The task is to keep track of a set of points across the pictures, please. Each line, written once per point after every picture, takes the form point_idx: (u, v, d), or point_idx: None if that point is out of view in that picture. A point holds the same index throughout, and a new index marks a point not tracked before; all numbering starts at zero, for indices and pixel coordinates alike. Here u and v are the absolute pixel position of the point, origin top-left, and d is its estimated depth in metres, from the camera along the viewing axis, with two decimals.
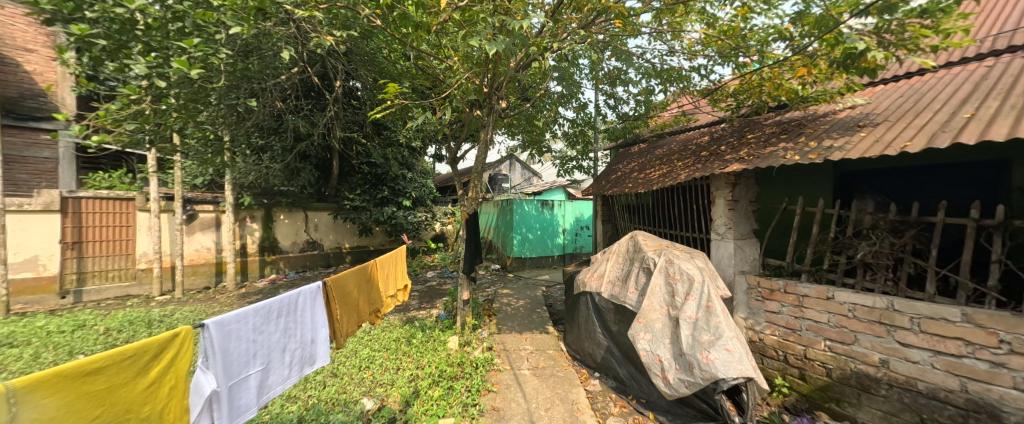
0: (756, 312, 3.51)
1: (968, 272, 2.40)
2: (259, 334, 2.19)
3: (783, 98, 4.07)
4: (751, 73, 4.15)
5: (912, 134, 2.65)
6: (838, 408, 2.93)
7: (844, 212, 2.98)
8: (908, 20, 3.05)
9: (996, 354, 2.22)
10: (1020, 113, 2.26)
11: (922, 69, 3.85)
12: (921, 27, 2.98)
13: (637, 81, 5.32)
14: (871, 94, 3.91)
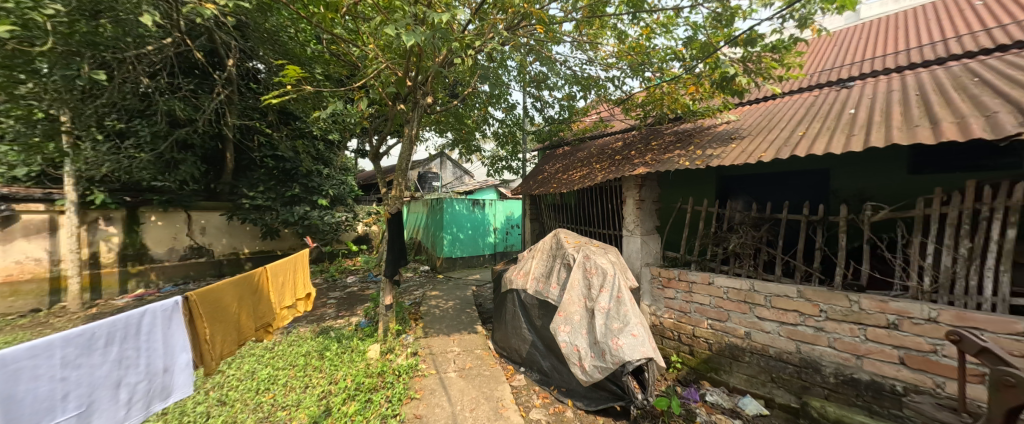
0: (657, 299, 3.96)
1: (803, 257, 3.03)
2: (72, 369, 1.79)
3: (680, 111, 4.66)
4: (655, 86, 4.64)
5: (767, 146, 3.25)
6: (717, 376, 3.46)
7: (721, 210, 3.52)
8: (764, 52, 3.73)
9: (818, 320, 2.83)
10: (833, 133, 2.93)
11: (775, 94, 4.78)
12: (771, 60, 3.68)
13: (561, 87, 5.59)
14: (741, 112, 4.73)
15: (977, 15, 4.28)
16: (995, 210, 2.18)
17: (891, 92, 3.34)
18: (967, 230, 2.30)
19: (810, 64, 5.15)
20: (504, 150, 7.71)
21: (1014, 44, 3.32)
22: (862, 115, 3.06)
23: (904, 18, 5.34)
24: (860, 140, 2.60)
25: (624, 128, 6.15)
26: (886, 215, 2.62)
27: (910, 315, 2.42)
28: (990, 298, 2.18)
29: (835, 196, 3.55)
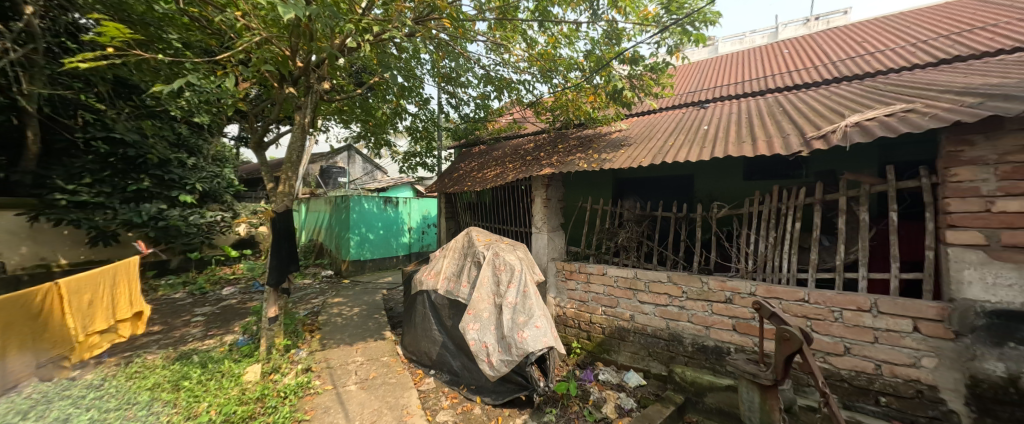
0: (561, 291, 4.26)
1: (672, 248, 3.57)
2: None
3: (582, 117, 5.04)
4: (560, 91, 4.92)
5: (647, 153, 3.75)
6: (607, 356, 3.88)
7: (612, 208, 3.94)
8: (644, 71, 4.26)
9: (681, 300, 3.37)
10: (695, 144, 3.52)
11: (656, 109, 5.58)
12: (650, 79, 4.26)
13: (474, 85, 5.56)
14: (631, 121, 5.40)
15: (786, 59, 5.63)
16: (790, 207, 2.88)
17: (732, 114, 4.19)
18: (775, 223, 2.99)
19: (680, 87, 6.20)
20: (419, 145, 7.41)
21: (805, 83, 4.45)
22: (713, 131, 3.77)
23: (744, 56, 6.74)
24: (712, 151, 3.17)
25: (535, 130, 6.44)
26: (727, 212, 3.25)
27: (739, 291, 3.03)
28: (787, 274, 2.87)
29: (698, 197, 4.28)
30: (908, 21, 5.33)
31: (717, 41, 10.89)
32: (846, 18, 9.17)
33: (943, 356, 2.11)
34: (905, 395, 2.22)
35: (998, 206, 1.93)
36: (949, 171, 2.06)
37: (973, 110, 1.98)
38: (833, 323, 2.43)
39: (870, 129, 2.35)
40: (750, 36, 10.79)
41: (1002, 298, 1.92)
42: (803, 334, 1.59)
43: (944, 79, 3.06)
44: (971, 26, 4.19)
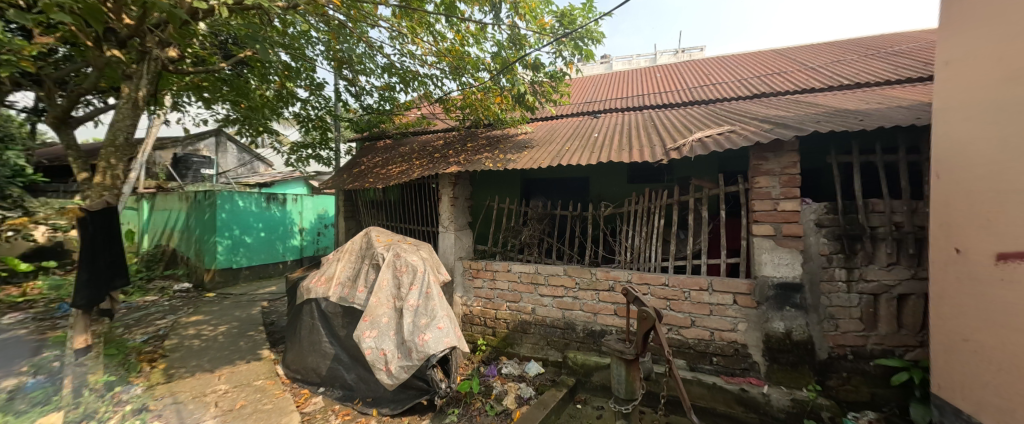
0: (468, 290, 4.24)
1: (568, 244, 3.87)
2: None
3: (491, 118, 5.06)
4: (469, 89, 4.75)
5: (547, 156, 3.97)
6: (511, 350, 3.98)
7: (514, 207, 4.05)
8: (545, 78, 4.51)
9: (574, 291, 3.64)
10: (586, 150, 3.88)
11: (557, 114, 6.01)
12: (548, 87, 4.54)
13: (375, 73, 4.97)
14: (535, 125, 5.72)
15: (659, 82, 6.66)
16: (657, 207, 3.31)
17: (618, 125, 4.78)
18: (646, 220, 3.42)
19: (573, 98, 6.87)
20: (313, 134, 6.35)
21: (672, 103, 5.32)
22: (601, 139, 4.25)
23: (629, 76, 7.76)
24: (600, 156, 3.54)
25: (443, 127, 6.27)
26: (612, 210, 3.59)
27: (619, 278, 3.39)
28: (655, 263, 3.28)
29: (591, 198, 4.75)
30: (740, 62, 6.81)
31: (611, 61, 12.25)
32: (702, 55, 11.27)
33: (750, 320, 2.73)
34: (729, 354, 2.80)
35: (781, 206, 2.60)
36: (755, 179, 2.70)
37: (767, 133, 2.63)
38: (684, 302, 2.95)
39: (708, 144, 2.93)
40: (636, 59, 12.41)
41: (782, 273, 2.60)
42: (658, 313, 1.88)
43: (757, 109, 4.00)
44: (776, 71, 5.57)
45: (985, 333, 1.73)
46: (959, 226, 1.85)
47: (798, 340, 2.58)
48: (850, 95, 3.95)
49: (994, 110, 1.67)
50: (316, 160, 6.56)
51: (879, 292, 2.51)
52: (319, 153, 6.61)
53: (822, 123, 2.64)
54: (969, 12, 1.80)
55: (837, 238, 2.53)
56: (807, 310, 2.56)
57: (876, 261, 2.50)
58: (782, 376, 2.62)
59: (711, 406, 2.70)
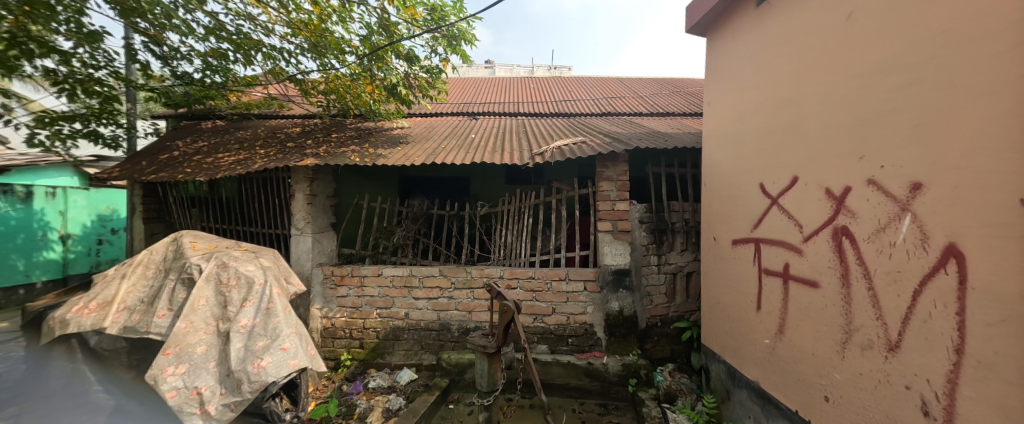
0: (330, 300, 3.67)
1: (444, 243, 3.71)
2: None
3: (361, 109, 4.47)
4: (332, 72, 4.05)
5: (421, 153, 3.80)
6: (381, 360, 3.58)
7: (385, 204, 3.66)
8: (420, 73, 4.30)
9: (450, 291, 3.48)
10: (460, 150, 3.87)
11: (436, 112, 5.89)
12: (423, 81, 4.31)
13: (194, 32, 3.69)
14: (414, 120, 5.49)
15: (532, 93, 7.24)
16: (527, 207, 3.51)
17: (494, 128, 4.98)
18: (518, 218, 3.57)
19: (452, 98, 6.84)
20: (87, 103, 4.00)
21: (542, 113, 5.83)
22: (477, 140, 4.32)
23: (507, 83, 8.18)
24: (474, 156, 3.58)
25: (301, 112, 5.33)
26: (487, 210, 3.62)
27: (493, 275, 3.40)
28: (524, 258, 3.46)
29: (470, 197, 4.92)
30: (595, 84, 7.99)
31: (494, 67, 12.72)
32: (568, 74, 12.81)
33: (595, 303, 3.22)
34: (580, 334, 3.23)
35: (617, 206, 3.17)
36: (600, 183, 3.20)
37: (607, 146, 3.15)
38: (547, 292, 3.26)
39: (565, 152, 3.33)
40: (516, 69, 13.22)
41: (618, 261, 3.15)
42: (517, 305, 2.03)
43: (605, 125, 4.75)
44: (620, 96, 6.74)
45: (729, 296, 2.45)
46: (717, 221, 2.58)
47: (628, 315, 3.16)
48: (666, 121, 5.08)
49: (729, 139, 2.43)
50: (87, 138, 4.21)
51: (677, 272, 3.33)
52: (95, 129, 4.29)
53: (643, 141, 3.32)
54: (718, 71, 2.59)
55: (653, 231, 3.22)
56: (634, 290, 3.17)
57: (675, 248, 3.31)
58: (616, 346, 3.17)
59: (566, 381, 3.07)
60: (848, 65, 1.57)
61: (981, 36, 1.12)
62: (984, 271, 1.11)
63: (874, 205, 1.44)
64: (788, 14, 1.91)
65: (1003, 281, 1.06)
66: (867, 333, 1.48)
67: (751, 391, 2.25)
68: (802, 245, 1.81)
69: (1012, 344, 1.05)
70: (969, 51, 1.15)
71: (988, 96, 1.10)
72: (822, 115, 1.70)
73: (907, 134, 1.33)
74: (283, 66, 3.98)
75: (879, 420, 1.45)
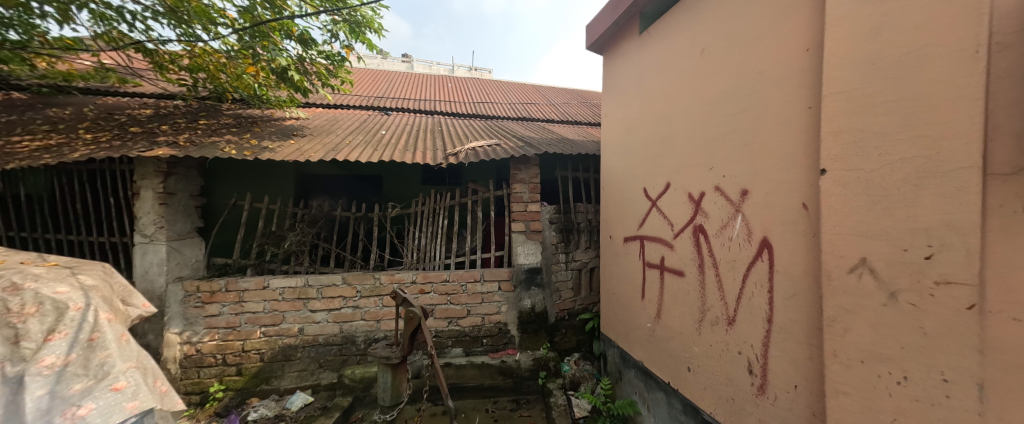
0: (193, 322, 2.95)
1: (350, 247, 3.28)
2: None
3: (242, 93, 3.75)
4: (199, 45, 3.29)
5: (319, 148, 3.40)
6: (267, 387, 3.00)
7: (272, 205, 3.14)
8: (317, 58, 3.83)
9: (355, 300, 3.07)
10: (365, 146, 3.57)
11: (341, 104, 5.35)
12: (321, 68, 3.83)
13: None
14: (313, 112, 4.89)
15: (449, 91, 7.11)
16: (442, 207, 3.40)
17: (407, 126, 4.73)
18: (432, 220, 3.43)
19: (361, 90, 6.30)
20: None
21: (460, 113, 5.77)
22: (388, 137, 4.03)
23: (424, 79, 7.89)
24: (380, 154, 3.34)
25: (156, 91, 4.29)
26: (399, 211, 3.38)
27: (404, 281, 3.14)
28: (439, 261, 3.34)
29: (381, 198, 4.60)
30: (512, 89, 8.25)
31: (412, 61, 12.14)
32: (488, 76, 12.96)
33: (508, 301, 3.27)
34: (495, 333, 3.24)
35: (529, 207, 3.30)
36: (513, 186, 3.30)
37: (519, 150, 3.28)
38: (462, 294, 3.20)
39: (477, 153, 3.35)
40: (436, 67, 12.86)
41: (531, 260, 3.27)
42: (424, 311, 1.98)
43: (520, 129, 4.91)
44: (535, 102, 7.07)
45: (622, 288, 2.75)
46: (612, 221, 2.89)
47: (539, 311, 3.30)
48: (574, 129, 5.48)
49: (621, 149, 2.75)
50: None
51: (582, 268, 3.61)
52: None
53: (550, 147, 3.54)
54: (611, 87, 2.91)
55: (561, 231, 3.44)
56: (544, 287, 3.32)
57: (580, 246, 3.59)
58: (529, 342, 3.27)
59: (480, 382, 3.09)
60: (701, 92, 1.92)
61: (780, 79, 1.49)
62: (784, 258, 1.47)
63: (719, 207, 1.78)
64: (661, 44, 2.25)
65: (795, 264, 1.42)
66: (715, 311, 1.82)
67: (638, 370, 2.56)
68: (672, 240, 2.14)
69: (800, 311, 1.41)
70: (773, 90, 1.52)
71: (785, 125, 1.46)
72: (684, 132, 2.04)
73: (739, 150, 1.67)
74: (125, 31, 3.12)
75: (722, 381, 1.78)
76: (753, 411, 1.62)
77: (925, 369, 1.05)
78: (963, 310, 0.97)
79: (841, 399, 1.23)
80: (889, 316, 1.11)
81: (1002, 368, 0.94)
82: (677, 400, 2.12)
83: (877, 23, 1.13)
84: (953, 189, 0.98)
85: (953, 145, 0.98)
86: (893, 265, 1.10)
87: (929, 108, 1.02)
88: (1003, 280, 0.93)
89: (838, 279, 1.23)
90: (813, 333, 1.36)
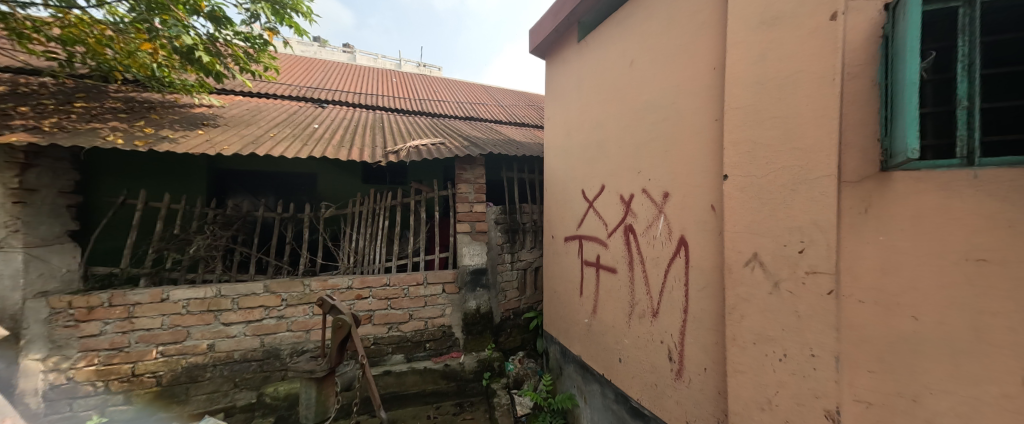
0: (63, 346, 2.42)
1: (274, 252, 2.94)
2: None
3: (135, 74, 3.19)
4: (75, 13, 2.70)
5: (235, 140, 3.02)
6: (167, 415, 2.58)
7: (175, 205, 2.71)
8: (232, 40, 3.38)
9: (280, 310, 2.77)
10: (291, 140, 3.25)
11: (267, 93, 4.84)
12: (238, 50, 3.39)
13: None
14: (231, 101, 4.33)
15: (393, 86, 6.79)
16: (383, 208, 3.20)
17: (344, 120, 4.41)
18: (371, 221, 3.22)
19: (293, 79, 5.74)
20: None
21: (404, 109, 5.53)
22: (320, 132, 3.69)
23: (366, 71, 7.43)
24: (310, 149, 3.07)
25: (14, 64, 3.48)
26: (334, 211, 3.11)
27: (338, 287, 2.91)
28: (379, 264, 3.14)
29: (315, 197, 4.24)
30: (461, 88, 8.14)
31: (355, 52, 11.38)
32: (437, 74, 12.64)
33: (453, 304, 3.19)
34: (438, 337, 3.15)
35: (474, 208, 3.27)
36: (458, 186, 3.24)
37: (463, 150, 3.25)
38: (403, 298, 3.06)
39: (419, 152, 3.24)
40: (381, 60, 12.19)
41: (476, 261, 3.23)
42: (354, 318, 1.91)
43: (467, 129, 4.85)
44: (483, 103, 7.05)
45: (562, 286, 2.86)
46: (554, 221, 2.98)
47: (484, 312, 3.28)
48: (521, 131, 5.55)
49: (562, 151, 2.86)
50: None
51: (527, 268, 3.66)
52: None
53: (496, 147, 3.55)
54: (553, 91, 3.01)
55: (507, 231, 3.45)
56: (489, 288, 3.31)
57: (525, 246, 3.64)
58: (473, 344, 3.24)
59: (421, 389, 2.98)
60: (630, 101, 2.07)
61: (693, 94, 1.66)
62: (697, 254, 1.64)
63: (645, 208, 1.94)
64: (597, 54, 2.38)
65: (705, 259, 1.59)
66: (642, 304, 1.97)
67: (576, 364, 2.68)
68: (606, 239, 2.28)
69: (709, 302, 1.58)
70: (688, 103, 1.69)
71: (697, 134, 1.63)
72: (615, 137, 2.19)
73: (661, 156, 1.83)
74: None
75: (647, 369, 1.93)
76: (671, 395, 1.78)
77: (799, 346, 1.23)
78: (825, 295, 1.17)
79: (738, 376, 1.41)
80: (773, 302, 1.30)
81: (851, 341, 1.15)
82: (610, 390, 2.25)
83: (766, 51, 1.33)
84: (818, 193, 1.18)
85: (819, 157, 1.18)
86: (777, 258, 1.29)
87: (802, 126, 1.22)
88: (852, 268, 1.14)
89: (737, 272, 1.41)
90: (718, 321, 1.54)
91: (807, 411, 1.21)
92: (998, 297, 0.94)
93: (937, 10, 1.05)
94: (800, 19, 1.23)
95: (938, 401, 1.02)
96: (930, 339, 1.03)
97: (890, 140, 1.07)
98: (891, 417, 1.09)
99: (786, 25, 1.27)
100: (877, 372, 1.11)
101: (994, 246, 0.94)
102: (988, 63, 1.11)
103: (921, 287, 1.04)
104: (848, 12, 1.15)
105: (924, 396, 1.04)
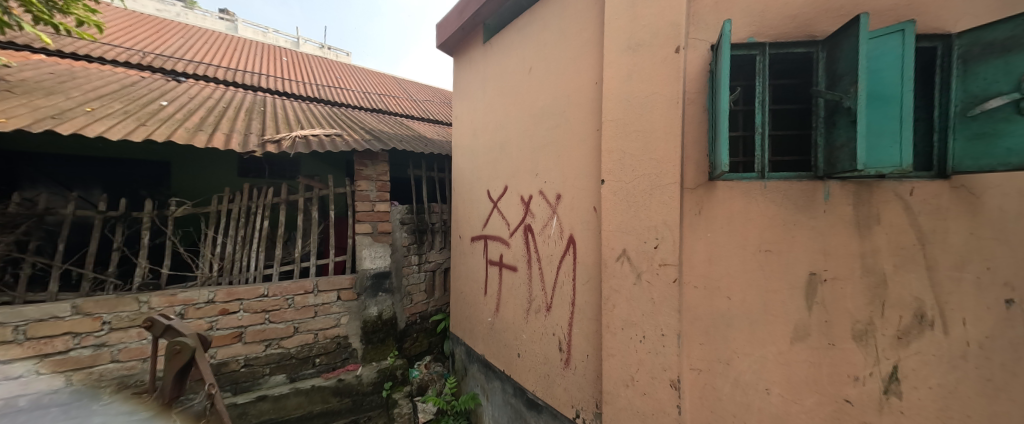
0: None
1: (93, 262, 2.23)
2: None
3: None
4: None
5: (22, 113, 2.21)
6: None
7: None
8: None
9: (101, 336, 2.13)
10: (124, 118, 2.54)
11: (88, 56, 3.68)
12: None
13: None
14: (22, 60, 3.17)
15: (282, 66, 5.84)
16: (260, 206, 2.70)
17: (208, 99, 3.63)
18: (245, 222, 2.69)
19: (132, 41, 4.48)
20: None
21: (295, 94, 4.82)
22: (169, 112, 2.94)
23: (244, 44, 6.26)
24: (148, 131, 2.43)
25: None
26: (188, 210, 2.50)
27: (193, 302, 2.38)
28: (254, 272, 2.64)
29: (167, 192, 3.46)
30: (367, 76, 7.49)
31: (235, 20, 9.49)
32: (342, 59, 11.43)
33: (350, 311, 2.89)
34: (331, 350, 2.81)
35: (376, 207, 3.03)
36: (357, 182, 2.95)
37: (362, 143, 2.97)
38: (287, 309, 2.66)
39: (309, 143, 2.85)
40: (271, 35, 10.40)
41: (377, 264, 2.99)
42: (200, 340, 1.62)
43: (372, 121, 4.48)
44: (393, 95, 6.62)
45: (467, 285, 2.86)
46: (461, 221, 2.97)
47: (386, 318, 3.05)
48: (434, 128, 5.36)
49: (468, 150, 2.85)
50: None
51: (436, 269, 3.54)
52: None
53: (401, 143, 3.36)
54: (460, 88, 2.99)
55: (414, 231, 3.28)
56: (393, 292, 3.09)
57: (435, 247, 3.52)
58: (373, 353, 2.97)
59: (308, 411, 2.63)
60: (528, 105, 2.18)
61: (579, 105, 1.83)
62: (582, 251, 1.81)
63: (541, 209, 2.06)
64: (499, 56, 2.45)
65: (587, 255, 1.77)
66: (538, 300, 2.09)
67: (479, 363, 2.71)
68: (508, 239, 2.35)
69: (590, 294, 1.76)
70: (575, 113, 1.85)
71: (582, 143, 1.80)
72: (517, 139, 2.28)
73: (555, 160, 1.97)
74: None
75: (541, 361, 2.06)
76: (560, 382, 1.93)
77: (654, 328, 1.46)
78: (672, 282, 1.41)
79: (610, 359, 1.60)
80: (636, 291, 1.51)
81: (689, 320, 1.41)
82: (509, 385, 2.34)
83: (633, 74, 1.54)
84: (668, 198, 1.41)
85: (668, 167, 1.42)
86: (639, 253, 1.50)
87: (657, 141, 1.45)
88: (690, 260, 1.41)
89: (611, 266, 1.60)
90: (597, 311, 1.73)
91: (658, 382, 1.44)
92: (775, 279, 1.27)
93: (743, 55, 1.37)
94: (655, 50, 1.47)
95: (742, 361, 1.33)
96: (737, 314, 1.33)
97: (713, 157, 1.34)
98: (713, 378, 1.38)
99: (645, 52, 1.50)
100: (705, 343, 1.39)
101: (774, 240, 1.28)
102: (775, 102, 1.48)
103: (732, 273, 1.34)
104: (686, 48, 1.41)
105: (733, 360, 1.34)
